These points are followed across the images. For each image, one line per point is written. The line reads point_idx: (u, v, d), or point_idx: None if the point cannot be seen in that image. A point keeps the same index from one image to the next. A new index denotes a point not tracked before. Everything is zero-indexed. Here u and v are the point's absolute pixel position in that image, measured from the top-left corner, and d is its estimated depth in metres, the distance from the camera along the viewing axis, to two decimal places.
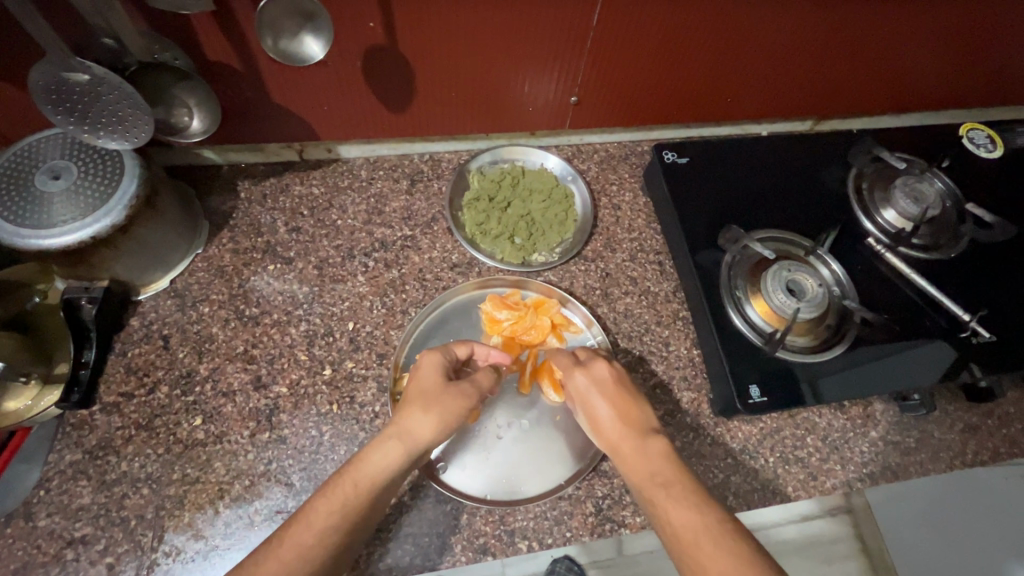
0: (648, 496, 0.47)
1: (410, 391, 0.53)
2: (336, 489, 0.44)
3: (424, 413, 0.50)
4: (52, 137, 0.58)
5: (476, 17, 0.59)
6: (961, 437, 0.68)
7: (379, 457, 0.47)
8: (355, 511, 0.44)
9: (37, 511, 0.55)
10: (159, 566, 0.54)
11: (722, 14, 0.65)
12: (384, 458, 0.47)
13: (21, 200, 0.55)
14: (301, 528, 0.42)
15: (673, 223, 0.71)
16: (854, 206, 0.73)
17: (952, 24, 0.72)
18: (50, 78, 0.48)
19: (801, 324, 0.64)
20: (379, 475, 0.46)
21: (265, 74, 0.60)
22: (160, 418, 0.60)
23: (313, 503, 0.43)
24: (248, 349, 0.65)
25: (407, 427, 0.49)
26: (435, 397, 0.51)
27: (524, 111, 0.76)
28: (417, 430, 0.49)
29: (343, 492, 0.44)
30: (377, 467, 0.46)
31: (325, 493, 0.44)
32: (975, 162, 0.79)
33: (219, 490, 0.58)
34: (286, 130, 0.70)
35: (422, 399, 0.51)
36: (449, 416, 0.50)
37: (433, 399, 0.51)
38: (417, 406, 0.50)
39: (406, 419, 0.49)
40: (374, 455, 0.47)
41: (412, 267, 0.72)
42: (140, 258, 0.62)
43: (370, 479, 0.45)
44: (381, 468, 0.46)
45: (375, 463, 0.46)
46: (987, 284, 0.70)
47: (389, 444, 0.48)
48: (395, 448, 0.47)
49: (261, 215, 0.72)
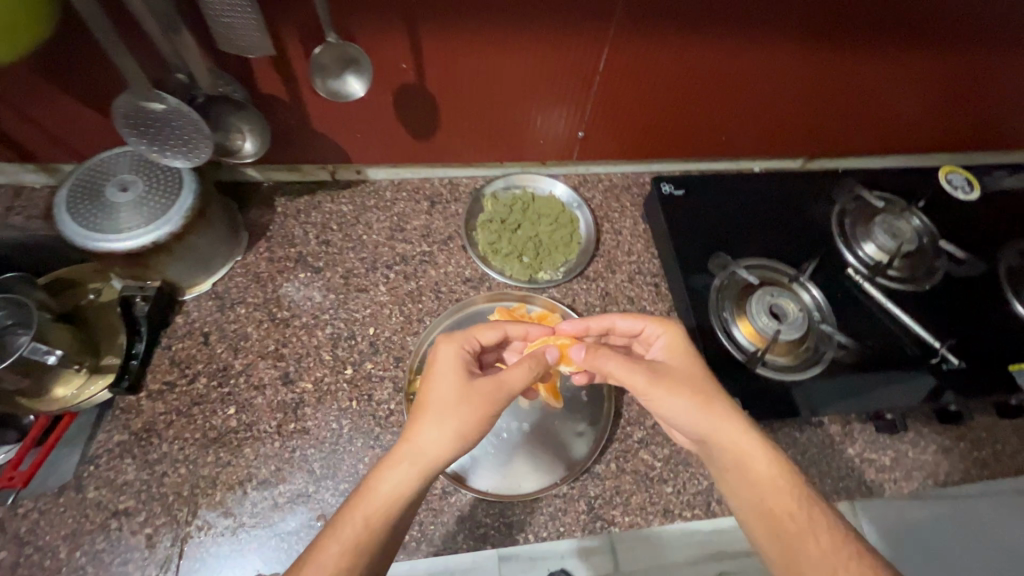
0: (743, 472, 0.52)
1: (425, 401, 0.53)
2: (344, 529, 0.45)
3: (434, 427, 0.50)
4: (123, 154, 0.67)
5: (500, 61, 0.67)
6: (934, 457, 0.73)
7: (389, 487, 0.48)
8: (363, 549, 0.45)
9: (87, 483, 0.62)
10: (192, 538, 0.60)
11: (716, 63, 0.72)
12: (392, 488, 0.48)
13: (94, 208, 0.63)
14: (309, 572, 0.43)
15: (668, 250, 0.78)
16: (836, 239, 0.80)
17: (930, 78, 0.79)
18: (131, 107, 0.56)
19: (782, 345, 0.70)
20: (387, 501, 0.47)
21: (310, 105, 0.68)
22: (199, 406, 0.67)
23: (323, 543, 0.45)
24: (278, 347, 0.72)
25: (419, 448, 0.50)
26: (449, 405, 0.52)
27: (537, 143, 0.83)
28: (426, 448, 0.50)
29: (354, 531, 0.45)
30: (383, 496, 0.47)
31: (332, 535, 0.45)
32: (950, 203, 0.85)
33: (248, 472, 0.64)
34: (322, 153, 0.78)
35: (433, 410, 0.52)
36: (462, 427, 0.51)
37: (446, 411, 0.51)
38: (427, 418, 0.51)
39: (417, 439, 0.50)
40: (380, 485, 0.48)
41: (428, 280, 0.79)
42: (189, 263, 0.70)
43: (379, 510, 0.47)
44: (389, 499, 0.47)
45: (382, 493, 0.48)
46: (958, 316, 0.75)
47: (399, 466, 0.49)
48: (409, 472, 0.48)
49: (295, 228, 0.80)
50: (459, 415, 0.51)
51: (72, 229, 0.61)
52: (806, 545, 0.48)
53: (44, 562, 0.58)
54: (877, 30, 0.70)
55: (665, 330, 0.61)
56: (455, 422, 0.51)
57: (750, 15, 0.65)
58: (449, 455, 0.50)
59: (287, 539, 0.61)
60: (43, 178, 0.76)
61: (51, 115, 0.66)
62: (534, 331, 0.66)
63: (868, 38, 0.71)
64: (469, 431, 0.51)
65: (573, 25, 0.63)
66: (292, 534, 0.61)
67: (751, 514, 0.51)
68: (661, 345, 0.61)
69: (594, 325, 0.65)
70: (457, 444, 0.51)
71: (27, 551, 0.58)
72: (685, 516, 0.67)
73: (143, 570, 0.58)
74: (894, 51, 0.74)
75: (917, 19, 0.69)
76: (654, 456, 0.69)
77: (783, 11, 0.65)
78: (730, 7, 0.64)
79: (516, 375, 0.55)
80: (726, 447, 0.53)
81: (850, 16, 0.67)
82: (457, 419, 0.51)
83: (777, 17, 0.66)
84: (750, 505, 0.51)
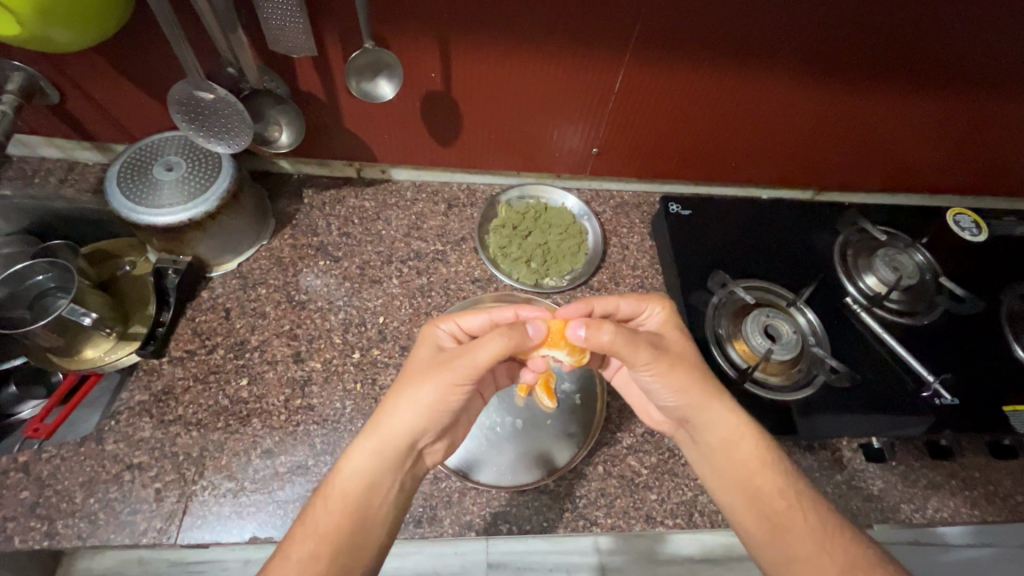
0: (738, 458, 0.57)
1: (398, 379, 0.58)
2: (309, 521, 0.50)
3: (394, 404, 0.55)
4: (171, 137, 0.73)
5: (519, 77, 0.72)
6: (923, 492, 0.71)
7: (351, 471, 0.53)
8: (330, 533, 0.50)
9: (107, 437, 0.66)
10: (196, 497, 0.64)
11: (725, 93, 0.76)
12: (353, 473, 0.53)
13: (139, 183, 0.68)
14: (281, 558, 0.48)
15: (670, 267, 0.82)
16: (838, 269, 0.82)
17: (936, 120, 0.82)
18: (184, 94, 0.63)
19: (775, 364, 0.73)
20: (351, 485, 0.52)
21: (343, 104, 0.74)
22: (215, 375, 0.72)
23: (291, 536, 0.50)
24: (293, 327, 0.76)
25: (380, 427, 0.54)
26: (415, 380, 0.56)
27: (552, 156, 0.88)
28: (389, 425, 0.54)
29: (316, 524, 0.50)
30: (346, 482, 0.52)
31: (301, 523, 0.51)
32: (949, 245, 0.88)
33: (253, 441, 0.68)
34: (351, 151, 0.84)
35: (399, 389, 0.56)
36: (426, 403, 0.54)
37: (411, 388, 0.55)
38: (390, 399, 0.55)
39: (379, 421, 0.55)
40: (343, 471, 0.53)
41: (439, 277, 0.83)
42: (219, 244, 0.75)
43: (345, 496, 0.52)
44: (353, 484, 0.52)
45: (347, 479, 0.52)
46: (945, 351, 0.78)
47: (363, 449, 0.54)
48: (371, 454, 0.53)
49: (319, 219, 0.85)
50: (422, 390, 0.54)
51: (118, 201, 0.67)
52: (795, 524, 0.53)
53: (60, 505, 0.62)
54: (885, 72, 0.73)
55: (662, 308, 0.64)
56: (416, 397, 0.54)
57: (757, 51, 0.69)
58: (411, 429, 0.54)
59: (283, 506, 0.64)
60: (97, 157, 0.82)
61: (112, 98, 0.72)
62: (524, 312, 0.66)
63: (875, 78, 0.74)
64: (430, 402, 0.54)
65: (588, 49, 0.68)
66: (288, 502, 0.64)
67: (739, 500, 0.56)
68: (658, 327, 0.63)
69: (597, 305, 0.64)
70: (419, 421, 0.54)
71: (47, 494, 0.62)
72: (668, 524, 0.68)
73: (149, 521, 0.62)
74: (900, 92, 0.76)
75: (924, 65, 0.71)
76: (641, 462, 0.71)
77: (789, 49, 0.69)
78: (738, 41, 0.68)
79: (486, 348, 0.54)
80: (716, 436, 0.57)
81: (857, 58, 0.70)
82: (421, 394, 0.54)
83: (784, 54, 0.70)
84: (741, 486, 0.56)
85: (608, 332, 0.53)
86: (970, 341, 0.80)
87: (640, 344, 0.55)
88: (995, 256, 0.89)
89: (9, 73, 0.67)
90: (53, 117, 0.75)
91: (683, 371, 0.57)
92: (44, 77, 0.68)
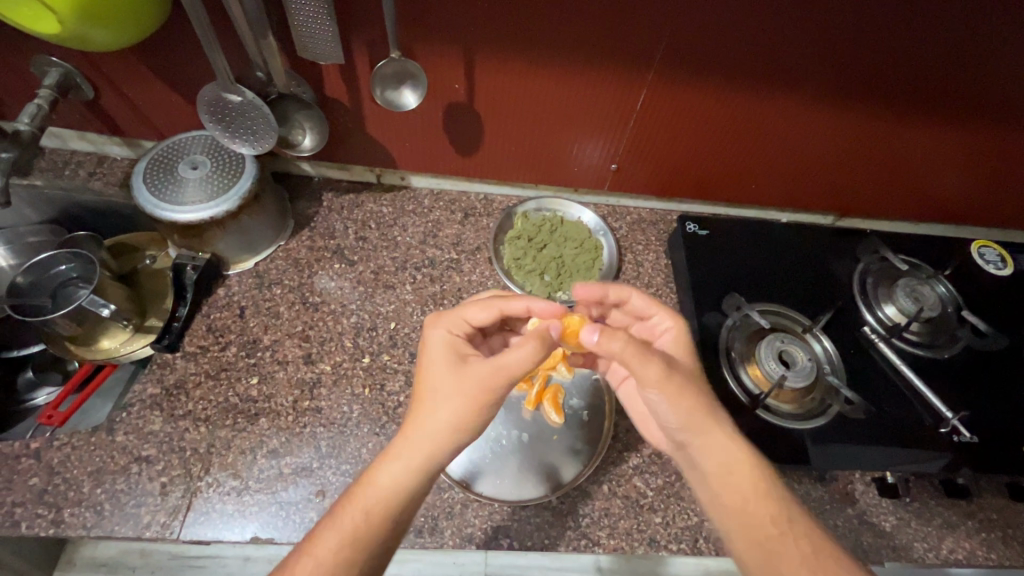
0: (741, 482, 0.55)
1: (424, 383, 0.54)
2: (342, 520, 0.46)
3: (434, 411, 0.51)
4: (198, 137, 0.74)
5: (543, 90, 0.72)
6: (938, 531, 0.69)
7: (390, 474, 0.49)
8: (360, 541, 0.46)
9: (117, 428, 0.67)
10: (201, 493, 0.64)
11: (749, 114, 0.76)
12: (393, 476, 0.49)
13: (165, 180, 0.70)
14: (307, 563, 0.45)
15: (685, 287, 0.81)
16: (857, 298, 0.81)
17: (964, 150, 0.81)
18: (212, 96, 0.64)
19: (789, 392, 0.71)
20: (387, 489, 0.48)
21: (367, 112, 0.75)
22: (226, 372, 0.72)
23: (320, 536, 0.46)
24: (305, 329, 0.77)
25: (422, 429, 0.51)
26: (447, 391, 0.52)
27: (571, 170, 0.88)
28: (424, 436, 0.50)
29: (349, 524, 0.46)
30: (382, 486, 0.48)
31: (331, 524, 0.46)
32: (971, 279, 0.87)
33: (260, 440, 0.68)
34: (372, 157, 0.85)
35: (430, 399, 0.52)
36: (459, 415, 0.51)
37: (444, 399, 0.52)
38: (423, 408, 0.52)
39: (422, 423, 0.51)
40: (380, 474, 0.49)
41: (452, 285, 0.83)
42: (238, 242, 0.76)
43: (381, 499, 0.48)
44: (389, 488, 0.48)
45: (384, 482, 0.48)
46: (964, 387, 0.76)
47: (400, 454, 0.50)
48: (409, 461, 0.49)
49: (336, 222, 0.86)
50: (454, 402, 0.51)
51: (143, 197, 0.68)
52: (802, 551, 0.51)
53: (68, 493, 0.63)
54: (914, 98, 0.72)
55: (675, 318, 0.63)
56: (451, 404, 0.51)
57: (785, 72, 0.68)
58: (448, 439, 0.51)
59: (286, 508, 0.64)
60: (125, 152, 0.84)
61: (142, 96, 0.74)
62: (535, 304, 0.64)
63: (903, 105, 0.73)
64: (469, 417, 0.51)
65: (613, 64, 0.68)
66: (291, 504, 0.64)
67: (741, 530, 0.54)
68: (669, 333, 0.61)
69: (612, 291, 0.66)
70: (454, 432, 0.51)
71: (56, 481, 0.63)
72: (671, 549, 0.66)
73: (153, 515, 0.62)
74: (929, 120, 0.75)
75: (955, 93, 0.70)
76: (646, 484, 0.70)
77: (817, 72, 0.68)
78: (766, 63, 0.67)
79: (515, 354, 0.53)
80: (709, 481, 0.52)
81: (886, 83, 0.69)
82: (452, 406, 0.51)
83: (812, 77, 0.69)
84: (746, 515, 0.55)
85: (618, 341, 0.54)
86: (990, 378, 0.78)
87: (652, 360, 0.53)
88: (1018, 292, 0.87)
89: (47, 69, 0.70)
90: (85, 112, 0.77)
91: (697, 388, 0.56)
92: (80, 73, 0.70)
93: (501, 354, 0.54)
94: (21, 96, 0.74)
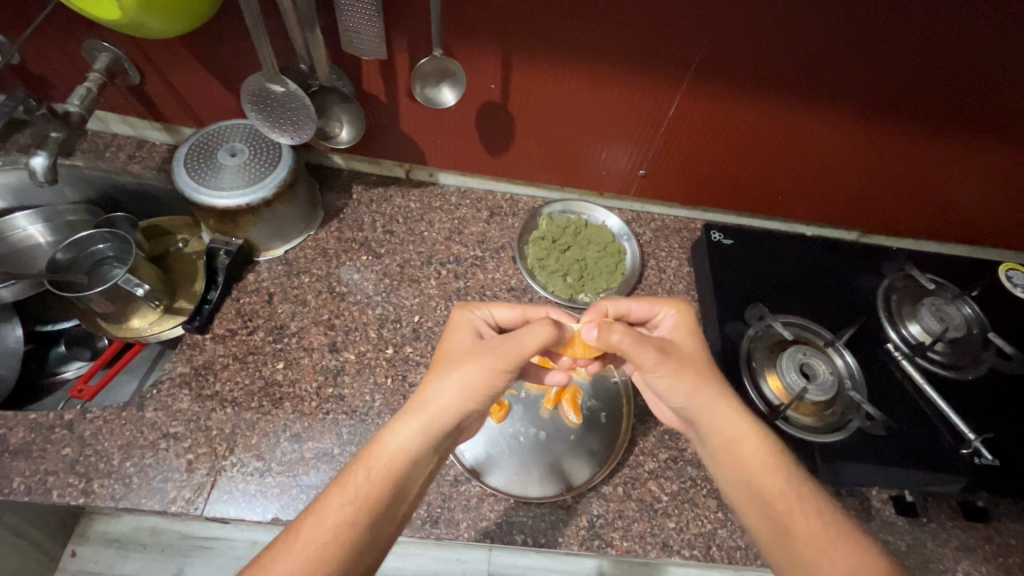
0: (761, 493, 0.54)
1: (442, 352, 0.56)
2: (349, 482, 0.48)
3: (438, 384, 0.52)
4: (237, 126, 0.76)
5: (578, 95, 0.73)
6: (955, 553, 0.68)
7: (396, 441, 0.50)
8: (365, 499, 0.47)
9: (147, 404, 0.69)
10: (225, 472, 0.66)
11: (781, 126, 0.76)
12: (399, 442, 0.50)
13: (205, 166, 0.71)
14: (313, 521, 0.45)
15: (708, 295, 0.82)
16: (881, 314, 0.82)
17: (996, 172, 0.80)
18: (257, 86, 0.66)
19: (809, 404, 0.71)
20: (392, 455, 0.49)
21: (402, 107, 0.77)
22: (253, 355, 0.74)
23: (326, 496, 0.47)
24: (331, 317, 0.78)
25: (425, 401, 0.52)
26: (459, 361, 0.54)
27: (598, 175, 0.89)
28: (433, 402, 0.52)
29: (356, 486, 0.47)
30: (387, 451, 0.49)
31: (337, 485, 0.47)
32: (994, 303, 0.87)
33: (283, 424, 0.69)
34: (403, 153, 0.86)
35: (445, 368, 0.54)
36: (470, 379, 0.52)
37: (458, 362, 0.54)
38: (438, 374, 0.54)
39: (424, 394, 0.53)
40: (388, 438, 0.50)
41: (476, 282, 0.84)
42: (271, 229, 0.78)
43: (383, 463, 0.49)
44: (396, 452, 0.49)
45: (389, 447, 0.50)
46: (985, 409, 0.76)
47: (408, 420, 0.51)
48: (416, 428, 0.51)
49: (364, 215, 0.88)
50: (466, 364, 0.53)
51: (184, 182, 0.70)
52: None
53: (98, 465, 0.65)
54: (945, 120, 0.72)
55: (678, 308, 0.62)
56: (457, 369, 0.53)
57: (819, 88, 0.69)
58: (458, 407, 0.52)
59: (307, 491, 0.66)
60: (164, 137, 0.86)
61: (186, 83, 0.76)
62: (553, 311, 0.65)
63: (934, 126, 0.73)
64: (474, 383, 0.52)
65: (649, 73, 0.69)
66: (311, 488, 0.66)
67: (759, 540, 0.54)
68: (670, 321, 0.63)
69: (610, 308, 0.64)
70: (462, 398, 0.52)
71: (87, 452, 0.65)
72: (684, 555, 0.67)
73: (178, 490, 0.64)
74: (962, 141, 0.75)
75: (990, 115, 0.70)
76: (662, 489, 0.70)
77: (852, 89, 0.69)
78: (801, 78, 0.68)
79: (531, 335, 0.55)
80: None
81: (920, 103, 0.70)
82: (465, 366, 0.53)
83: (846, 93, 0.69)
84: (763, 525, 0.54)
85: (615, 333, 0.56)
86: (1011, 401, 0.77)
87: (647, 346, 0.56)
88: None
89: (97, 53, 0.72)
90: (130, 97, 0.79)
91: (719, 392, 0.56)
92: (128, 59, 0.72)
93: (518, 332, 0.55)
94: (70, 78, 0.77)
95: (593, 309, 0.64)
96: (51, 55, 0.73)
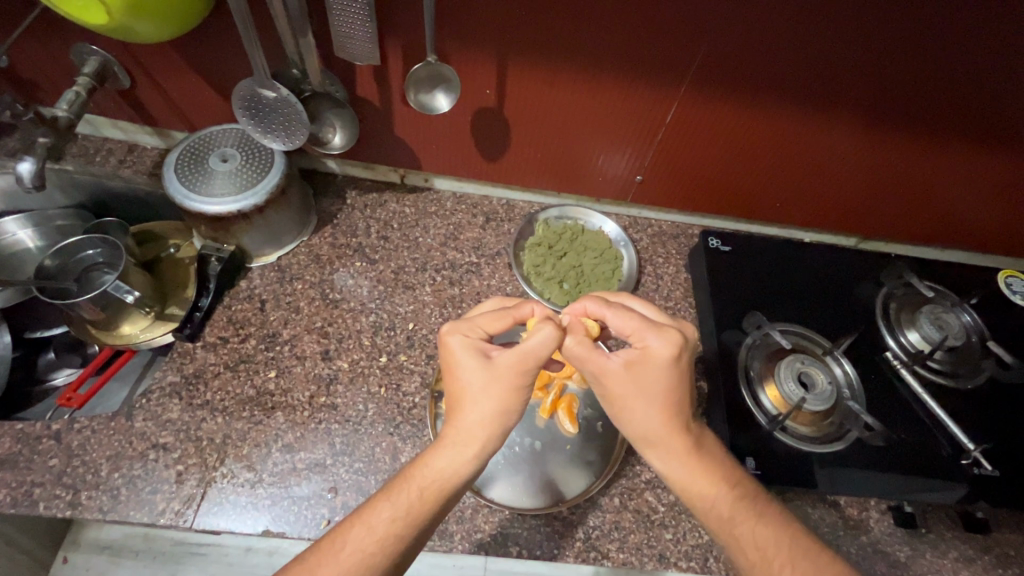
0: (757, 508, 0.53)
1: (455, 389, 0.52)
2: (401, 494, 0.47)
3: (474, 413, 0.50)
4: (229, 131, 0.74)
5: (575, 99, 0.73)
6: (954, 564, 0.67)
7: (444, 464, 0.49)
8: (415, 514, 0.47)
9: (136, 414, 0.68)
10: (215, 483, 0.64)
11: (779, 132, 0.75)
12: (448, 463, 0.49)
13: (195, 172, 0.70)
14: (361, 527, 0.46)
15: (705, 302, 0.81)
16: (880, 322, 0.81)
17: (995, 178, 0.80)
18: (248, 92, 0.65)
19: (807, 414, 0.71)
20: (443, 476, 0.49)
21: (397, 113, 0.76)
22: (244, 364, 0.73)
23: (377, 504, 0.47)
24: (324, 325, 0.77)
25: (465, 431, 0.50)
26: (487, 393, 0.51)
27: (596, 181, 0.88)
28: (472, 430, 0.50)
29: (407, 499, 0.47)
30: (437, 471, 0.49)
31: (388, 495, 0.48)
32: (992, 311, 0.86)
33: (274, 434, 0.68)
34: (397, 158, 0.85)
35: (470, 403, 0.51)
36: (503, 406, 0.51)
37: (481, 397, 0.50)
38: (465, 408, 0.51)
39: (463, 424, 0.50)
40: (437, 460, 0.49)
41: (471, 289, 0.83)
42: (263, 235, 0.77)
43: (431, 482, 0.48)
44: (444, 474, 0.49)
45: (437, 467, 0.49)
46: (984, 419, 0.76)
47: (453, 445, 0.50)
48: (463, 452, 0.50)
49: (359, 221, 0.87)
50: (494, 398, 0.50)
51: (173, 187, 0.68)
52: None
53: (86, 476, 0.63)
54: (945, 126, 0.71)
55: (656, 341, 0.52)
56: (493, 399, 0.50)
57: (817, 94, 0.68)
58: (499, 427, 0.51)
59: (298, 503, 0.64)
60: (155, 142, 0.85)
61: (177, 87, 0.75)
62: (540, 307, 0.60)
63: (933, 132, 0.73)
64: (510, 407, 0.51)
65: (649, 77, 0.68)
66: (303, 499, 0.64)
67: None
68: (646, 358, 0.51)
69: (593, 308, 0.59)
70: (498, 422, 0.51)
71: (74, 464, 0.64)
72: (681, 567, 0.66)
73: (167, 502, 0.63)
74: (963, 147, 0.75)
75: (993, 122, 0.70)
76: (658, 499, 0.70)
77: (851, 94, 0.68)
78: (800, 83, 0.67)
79: (539, 348, 0.51)
80: (700, 492, 0.51)
81: (922, 108, 0.69)
82: (493, 399, 0.50)
83: (845, 99, 0.69)
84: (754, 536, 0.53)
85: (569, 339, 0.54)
86: (1009, 410, 0.77)
87: (590, 361, 0.53)
88: None
89: (87, 57, 0.71)
90: (121, 101, 0.78)
91: None
92: (118, 62, 0.71)
93: (522, 340, 0.52)
94: (59, 82, 0.76)
95: (577, 304, 0.61)
96: (39, 59, 0.72)
